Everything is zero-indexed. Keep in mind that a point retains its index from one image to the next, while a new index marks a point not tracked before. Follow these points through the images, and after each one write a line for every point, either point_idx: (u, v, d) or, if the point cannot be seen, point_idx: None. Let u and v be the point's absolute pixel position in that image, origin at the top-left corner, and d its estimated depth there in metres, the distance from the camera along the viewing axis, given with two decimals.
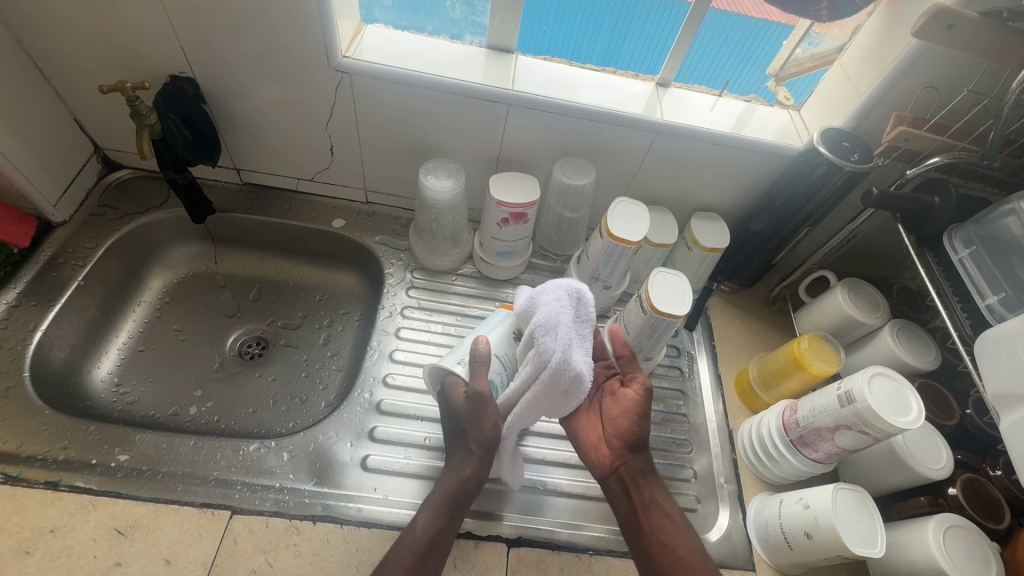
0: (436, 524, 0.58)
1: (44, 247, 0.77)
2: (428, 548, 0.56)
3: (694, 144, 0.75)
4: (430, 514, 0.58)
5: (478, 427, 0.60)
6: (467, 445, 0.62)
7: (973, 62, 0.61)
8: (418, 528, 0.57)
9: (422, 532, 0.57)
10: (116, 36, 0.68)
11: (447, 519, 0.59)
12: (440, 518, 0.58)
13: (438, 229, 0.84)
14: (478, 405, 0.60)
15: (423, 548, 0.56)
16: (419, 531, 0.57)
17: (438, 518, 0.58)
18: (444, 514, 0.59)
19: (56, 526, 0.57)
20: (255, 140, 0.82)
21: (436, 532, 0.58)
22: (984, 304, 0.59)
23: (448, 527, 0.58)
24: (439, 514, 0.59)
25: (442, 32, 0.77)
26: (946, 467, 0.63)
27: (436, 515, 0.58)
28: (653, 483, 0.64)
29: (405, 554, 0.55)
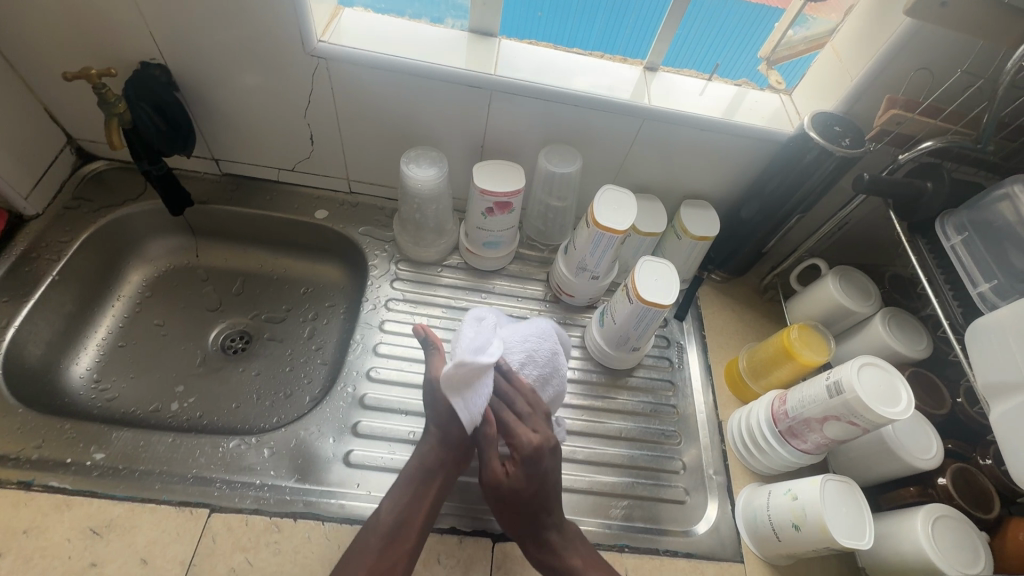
0: (400, 506, 0.57)
1: (18, 241, 0.75)
2: (394, 530, 0.56)
3: (683, 130, 0.74)
4: (394, 496, 0.58)
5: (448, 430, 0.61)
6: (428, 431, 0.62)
7: (969, 42, 0.59)
8: (383, 511, 0.57)
9: (386, 514, 0.57)
10: (83, 22, 0.66)
11: (414, 495, 0.58)
12: (404, 496, 0.58)
13: (422, 219, 0.82)
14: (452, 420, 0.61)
15: (387, 530, 0.56)
16: (384, 514, 0.57)
17: (402, 496, 0.58)
18: (409, 491, 0.59)
19: (29, 526, 0.56)
20: (233, 129, 0.80)
21: (402, 512, 0.57)
22: (976, 292, 0.57)
23: (415, 502, 0.58)
24: (404, 492, 0.58)
25: (424, 15, 0.74)
26: (935, 457, 0.62)
27: (400, 497, 0.58)
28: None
29: (370, 537, 0.56)
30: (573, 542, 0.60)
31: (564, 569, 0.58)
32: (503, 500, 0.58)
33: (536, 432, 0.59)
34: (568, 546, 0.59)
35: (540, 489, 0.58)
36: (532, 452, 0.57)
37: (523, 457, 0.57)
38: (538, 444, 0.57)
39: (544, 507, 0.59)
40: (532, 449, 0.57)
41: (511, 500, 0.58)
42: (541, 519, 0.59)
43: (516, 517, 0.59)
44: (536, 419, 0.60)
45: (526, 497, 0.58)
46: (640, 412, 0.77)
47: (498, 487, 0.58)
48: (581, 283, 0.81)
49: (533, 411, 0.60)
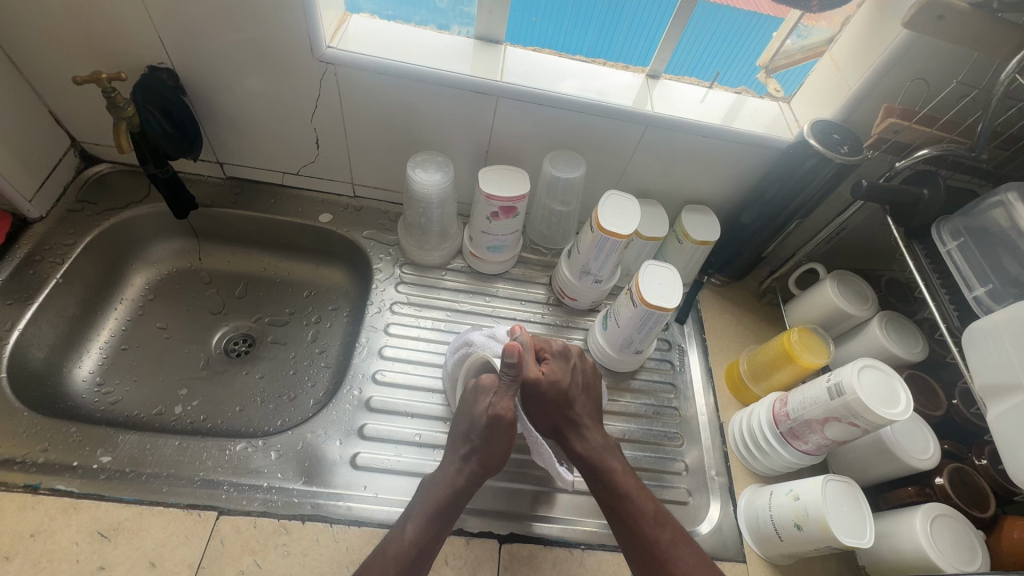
0: (424, 536, 0.57)
1: (21, 244, 0.75)
2: (413, 560, 0.55)
3: (685, 137, 0.75)
4: (418, 525, 0.57)
5: (491, 444, 0.61)
6: (466, 457, 0.62)
7: (964, 55, 0.61)
8: (406, 539, 0.56)
9: (409, 543, 0.56)
10: (92, 26, 0.66)
11: (436, 530, 0.58)
12: (429, 528, 0.57)
13: (426, 223, 0.82)
14: (497, 426, 0.60)
15: (409, 559, 0.55)
16: (407, 539, 0.56)
17: (427, 529, 0.57)
18: (433, 524, 0.58)
19: (36, 530, 0.56)
20: (239, 132, 0.80)
21: (423, 544, 0.56)
22: (972, 296, 0.59)
23: (435, 538, 0.57)
24: (429, 524, 0.58)
25: (429, 22, 0.75)
26: (932, 457, 0.63)
27: (425, 527, 0.57)
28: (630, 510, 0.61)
29: (389, 563, 0.54)
30: (609, 448, 0.66)
31: (605, 466, 0.64)
32: (544, 398, 0.66)
33: (561, 342, 0.70)
34: (604, 451, 0.65)
35: (572, 385, 0.67)
36: (562, 350, 0.69)
37: (554, 355, 0.68)
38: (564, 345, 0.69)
39: (576, 411, 0.66)
40: (562, 347, 0.69)
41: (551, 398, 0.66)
42: (577, 424, 0.66)
43: (553, 415, 0.67)
44: (565, 334, 0.71)
45: (562, 393, 0.66)
46: (643, 415, 0.78)
47: (539, 386, 0.65)
48: (584, 287, 0.82)
49: (557, 328, 0.73)
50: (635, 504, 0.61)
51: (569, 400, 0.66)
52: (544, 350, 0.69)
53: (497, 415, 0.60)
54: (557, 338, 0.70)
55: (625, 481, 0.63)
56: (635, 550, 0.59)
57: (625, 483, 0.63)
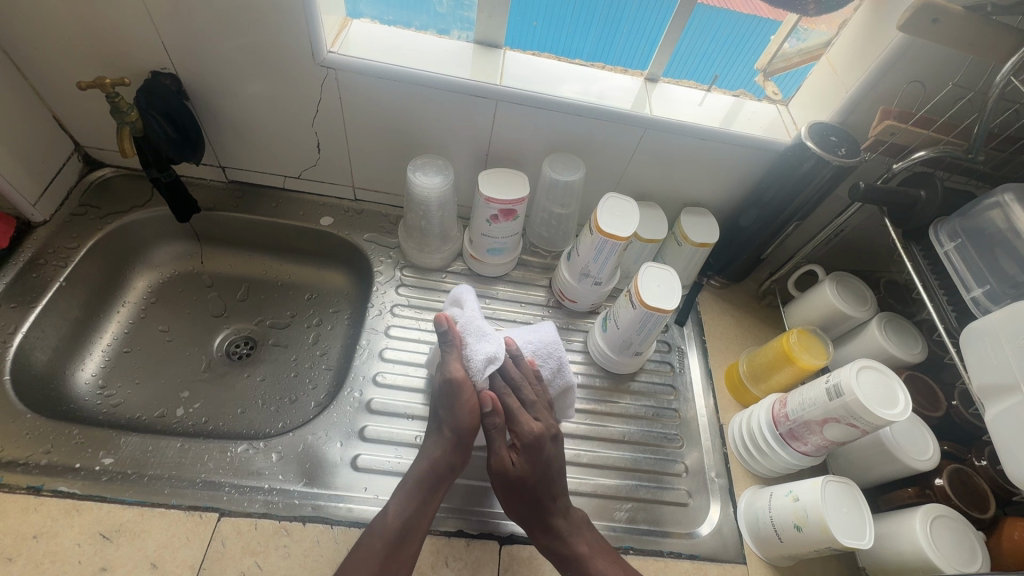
0: (408, 509, 0.57)
1: (25, 247, 0.76)
2: (398, 537, 0.56)
3: (684, 140, 0.75)
4: (400, 501, 0.58)
5: (455, 414, 0.61)
6: (439, 428, 0.63)
7: (959, 57, 0.62)
8: (389, 515, 0.57)
9: (392, 519, 0.57)
10: (97, 32, 0.67)
11: (421, 502, 0.58)
12: (410, 504, 0.58)
13: (426, 226, 0.83)
14: (454, 393, 0.61)
15: (394, 533, 0.56)
16: (390, 518, 0.57)
17: (409, 503, 0.58)
18: (415, 498, 0.58)
19: (39, 531, 0.56)
20: (241, 137, 0.81)
21: (407, 519, 0.57)
22: (970, 297, 0.59)
23: (420, 511, 0.58)
24: (410, 500, 0.58)
25: (430, 27, 0.76)
26: (932, 458, 0.63)
27: (407, 502, 0.58)
28: None
29: (375, 543, 0.55)
30: (580, 529, 0.61)
31: (574, 556, 0.59)
32: (512, 487, 0.61)
33: (539, 421, 0.64)
34: (575, 536, 0.60)
35: (547, 467, 0.62)
36: (534, 440, 0.62)
37: (525, 445, 0.62)
38: (538, 430, 0.63)
39: (547, 498, 0.61)
40: (533, 437, 0.62)
41: (518, 486, 0.61)
42: (548, 512, 0.61)
43: (522, 506, 0.62)
44: (540, 409, 0.65)
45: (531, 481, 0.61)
46: (643, 416, 0.78)
47: (507, 474, 0.61)
48: (584, 289, 0.82)
49: (538, 400, 0.66)
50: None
51: (540, 485, 0.61)
52: (516, 432, 0.63)
53: (448, 377, 0.61)
54: (530, 416, 0.64)
55: (596, 566, 0.59)
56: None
57: (600, 572, 0.59)
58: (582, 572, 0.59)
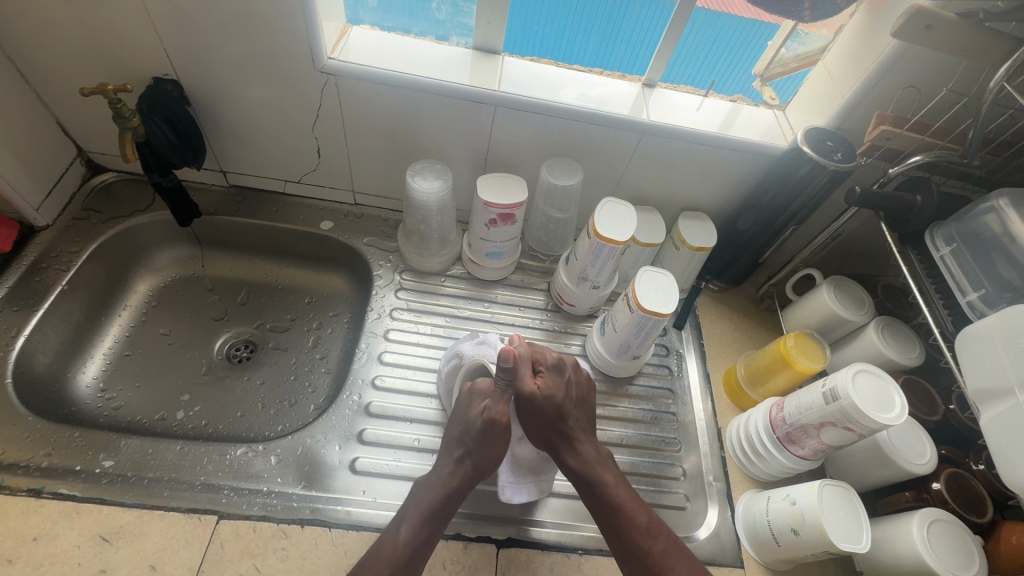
0: (420, 537, 0.57)
1: (28, 251, 0.76)
2: (408, 560, 0.56)
3: (681, 144, 0.76)
4: (413, 526, 0.58)
5: (487, 448, 0.62)
6: (459, 458, 0.63)
7: (954, 63, 0.62)
8: (401, 538, 0.57)
9: (404, 543, 0.57)
10: (100, 40, 0.68)
11: (430, 532, 0.58)
12: (423, 529, 0.58)
13: (425, 230, 0.83)
14: (492, 431, 0.61)
15: (403, 559, 0.56)
16: (401, 539, 0.57)
17: (422, 530, 0.58)
18: (427, 526, 0.58)
19: (39, 533, 0.56)
20: (241, 142, 0.82)
21: (417, 546, 0.57)
22: (965, 301, 0.60)
23: (430, 539, 0.58)
24: (423, 525, 0.58)
25: (429, 33, 0.77)
26: (930, 462, 0.64)
27: (421, 525, 0.58)
28: (628, 525, 0.60)
29: (384, 563, 0.55)
30: (603, 460, 0.65)
31: (597, 482, 0.63)
32: (538, 412, 0.64)
33: (557, 351, 0.69)
34: (597, 464, 0.64)
35: (569, 396, 0.66)
36: (557, 363, 0.67)
37: (549, 366, 0.67)
38: (560, 355, 0.68)
39: (570, 422, 0.65)
40: (556, 359, 0.67)
41: (544, 411, 0.64)
42: (573, 436, 0.65)
43: (547, 430, 0.64)
44: (558, 344, 0.70)
45: (557, 408, 0.64)
46: (641, 420, 0.78)
47: (536, 399, 0.64)
48: (582, 293, 0.82)
49: (562, 357, 0.69)
50: (629, 516, 0.61)
51: (562, 416, 0.64)
52: (540, 360, 0.67)
53: (494, 418, 0.61)
54: (551, 346, 0.69)
55: (619, 493, 0.62)
56: (625, 560, 0.59)
57: (621, 495, 0.62)
58: (604, 498, 0.62)
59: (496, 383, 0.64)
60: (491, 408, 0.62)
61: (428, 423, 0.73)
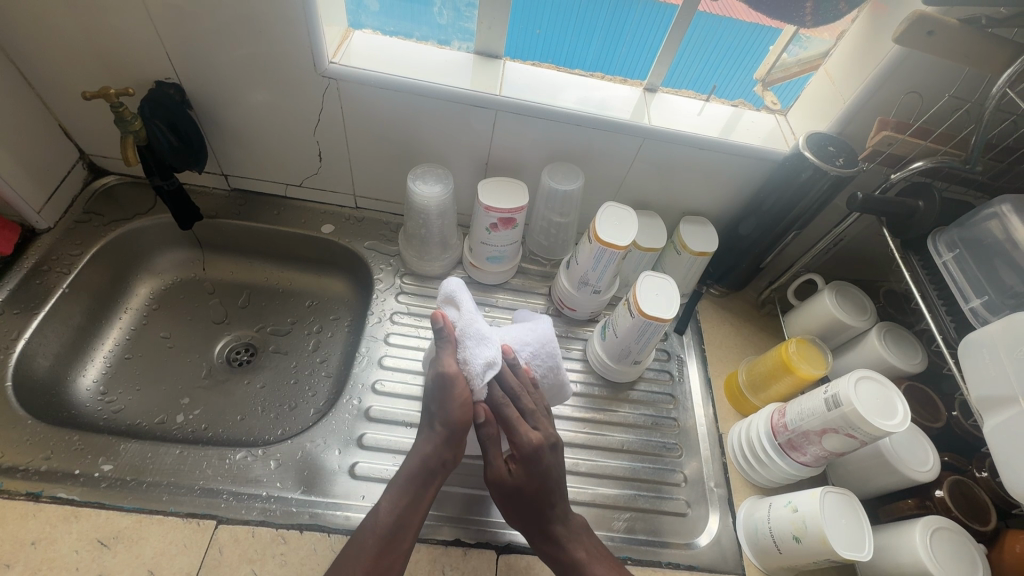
0: (401, 506, 0.58)
1: (29, 255, 0.76)
2: (392, 531, 0.56)
3: (682, 149, 0.76)
4: (394, 496, 0.58)
5: (447, 409, 0.60)
6: (432, 424, 0.62)
7: (956, 69, 0.62)
8: (382, 512, 0.57)
9: (386, 515, 0.57)
10: (103, 44, 0.68)
11: (412, 498, 0.58)
12: (405, 498, 0.58)
13: (426, 234, 0.83)
14: (445, 385, 0.60)
15: (387, 530, 0.56)
16: (382, 515, 0.57)
17: (402, 501, 0.58)
18: (409, 493, 0.58)
19: (37, 537, 0.56)
20: (243, 145, 0.82)
21: (400, 514, 0.57)
22: (968, 307, 0.59)
23: (413, 506, 0.58)
24: (404, 495, 0.58)
25: (431, 37, 0.77)
26: (932, 469, 0.63)
27: (400, 497, 0.58)
28: None
29: (369, 537, 0.55)
30: (578, 534, 0.61)
31: (572, 562, 0.59)
32: (508, 496, 0.61)
33: (537, 431, 0.62)
34: (572, 540, 0.60)
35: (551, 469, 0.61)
36: (532, 451, 0.60)
37: (523, 455, 0.60)
38: (537, 441, 0.61)
39: (546, 507, 0.60)
40: (532, 446, 0.60)
41: (515, 497, 0.60)
42: (547, 520, 0.60)
43: (521, 514, 0.61)
44: (538, 417, 0.63)
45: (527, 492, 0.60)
46: (642, 425, 0.78)
47: (502, 483, 0.60)
48: (583, 297, 0.82)
49: (537, 408, 0.64)
50: None
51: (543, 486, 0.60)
52: (514, 440, 0.61)
53: (439, 372, 0.60)
54: (529, 423, 0.62)
55: (591, 571, 0.58)
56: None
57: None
58: None
59: (435, 344, 0.62)
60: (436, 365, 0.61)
61: None
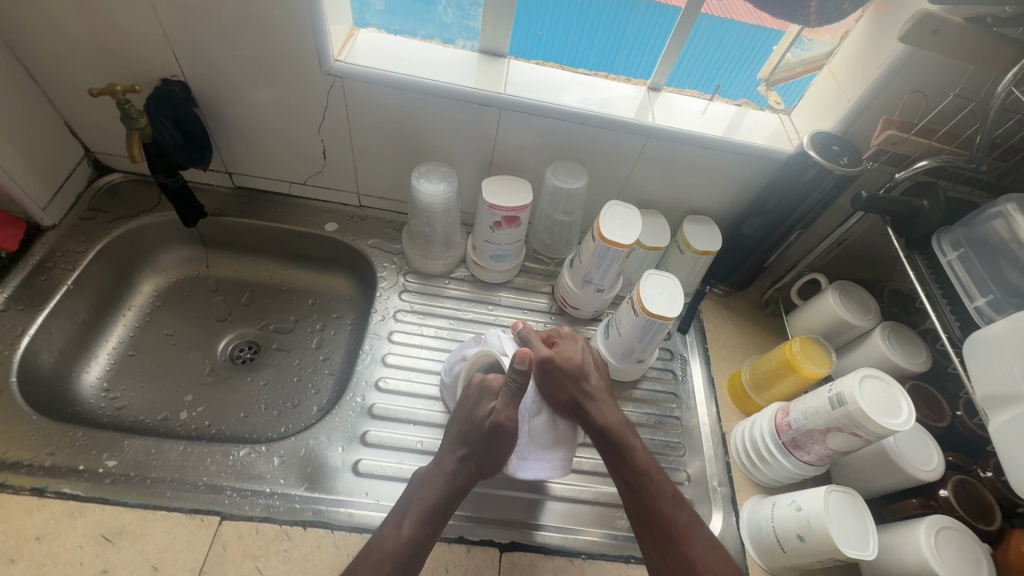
0: (421, 534, 0.58)
1: (34, 251, 0.77)
2: (409, 556, 0.56)
3: (686, 148, 0.76)
4: (415, 523, 0.58)
5: (489, 453, 0.62)
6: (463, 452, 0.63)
7: (961, 69, 0.62)
8: (403, 537, 0.57)
9: (405, 541, 0.57)
10: (109, 41, 0.68)
11: (433, 527, 0.59)
12: (423, 526, 0.58)
13: (430, 233, 0.83)
14: (496, 437, 0.60)
15: (404, 556, 0.56)
16: (403, 538, 0.57)
17: (423, 526, 0.58)
18: (429, 522, 0.59)
19: (42, 533, 0.56)
20: (248, 143, 0.82)
21: (418, 542, 0.57)
22: (973, 306, 0.59)
23: (431, 536, 0.58)
24: (423, 522, 0.58)
25: (435, 36, 0.77)
26: (937, 468, 0.63)
27: (422, 526, 0.58)
28: (653, 494, 0.62)
29: (386, 561, 0.55)
30: (622, 425, 0.67)
31: (618, 439, 0.66)
32: (558, 380, 0.68)
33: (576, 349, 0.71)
34: (620, 427, 0.67)
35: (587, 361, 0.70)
36: (573, 359, 0.69)
37: (566, 357, 0.69)
38: (575, 357, 0.69)
39: (591, 389, 0.68)
40: (572, 355, 0.70)
41: (562, 379, 0.68)
42: (592, 403, 0.68)
43: (568, 396, 0.68)
44: (571, 337, 0.72)
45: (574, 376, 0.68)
46: (645, 424, 0.78)
47: (552, 363, 0.68)
48: (586, 296, 0.82)
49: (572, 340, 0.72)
50: (656, 484, 0.63)
51: (584, 373, 0.69)
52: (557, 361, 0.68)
53: (500, 425, 0.60)
54: (571, 345, 0.71)
55: (643, 460, 0.64)
56: (657, 536, 0.61)
57: (644, 459, 0.64)
58: (628, 458, 0.65)
59: (509, 391, 0.59)
60: (498, 411, 0.60)
61: (430, 425, 0.72)
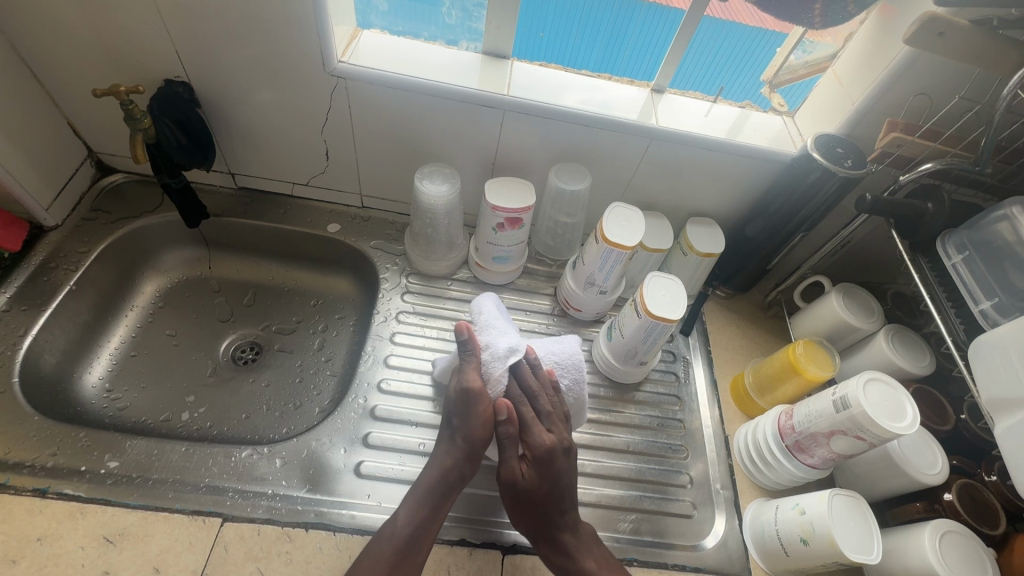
0: (417, 518, 0.58)
1: (37, 251, 0.77)
2: (409, 542, 0.57)
3: (690, 150, 0.76)
4: (411, 509, 0.59)
5: (470, 422, 0.62)
6: (453, 438, 0.63)
7: (966, 71, 0.62)
8: (399, 522, 0.58)
9: (402, 526, 0.57)
10: (113, 41, 0.68)
11: (430, 513, 0.59)
12: (421, 510, 0.59)
13: (432, 234, 0.83)
14: (467, 401, 0.62)
15: (404, 540, 0.56)
16: (400, 525, 0.58)
17: (418, 512, 0.59)
18: (425, 506, 0.59)
19: (43, 534, 0.56)
20: (251, 144, 0.82)
21: (415, 528, 0.58)
22: (978, 309, 0.59)
23: (428, 521, 0.58)
24: (420, 507, 0.59)
25: (438, 38, 0.77)
26: (941, 472, 0.63)
27: (417, 511, 0.59)
28: None
29: (385, 546, 0.56)
30: (587, 546, 0.61)
31: (579, 572, 0.59)
32: (519, 497, 0.62)
33: (552, 433, 0.64)
34: (581, 553, 0.60)
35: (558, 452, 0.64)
36: (546, 452, 0.63)
37: (535, 456, 0.63)
38: (552, 443, 0.63)
39: (563, 510, 0.62)
40: (545, 448, 0.63)
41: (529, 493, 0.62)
42: (554, 527, 0.61)
43: (529, 520, 0.62)
44: (554, 420, 0.65)
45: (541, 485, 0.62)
46: (648, 427, 0.78)
47: (516, 484, 0.62)
48: (589, 298, 0.82)
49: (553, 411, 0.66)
50: None
51: (553, 456, 0.63)
52: (527, 440, 0.63)
53: (466, 388, 0.62)
54: (545, 428, 0.64)
55: None
56: None
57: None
58: None
59: (459, 359, 0.65)
60: (461, 375, 0.64)
61: (432, 426, 0.72)
